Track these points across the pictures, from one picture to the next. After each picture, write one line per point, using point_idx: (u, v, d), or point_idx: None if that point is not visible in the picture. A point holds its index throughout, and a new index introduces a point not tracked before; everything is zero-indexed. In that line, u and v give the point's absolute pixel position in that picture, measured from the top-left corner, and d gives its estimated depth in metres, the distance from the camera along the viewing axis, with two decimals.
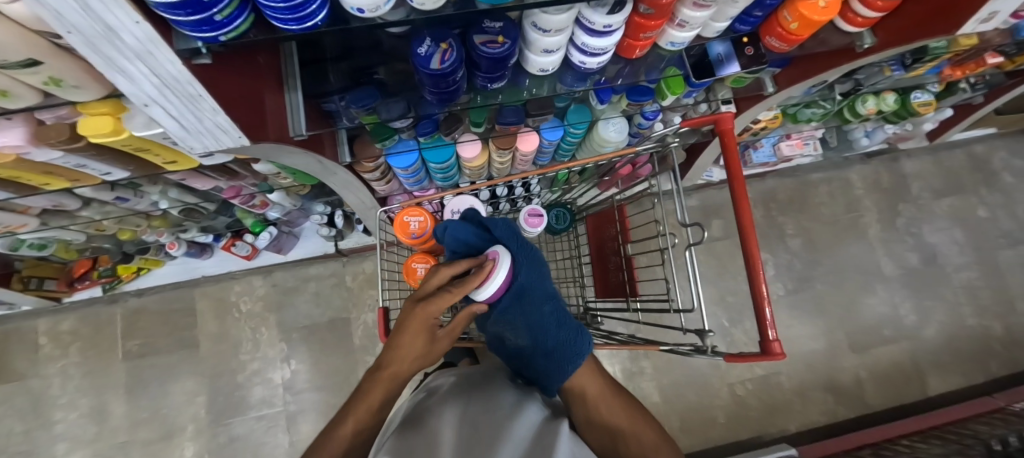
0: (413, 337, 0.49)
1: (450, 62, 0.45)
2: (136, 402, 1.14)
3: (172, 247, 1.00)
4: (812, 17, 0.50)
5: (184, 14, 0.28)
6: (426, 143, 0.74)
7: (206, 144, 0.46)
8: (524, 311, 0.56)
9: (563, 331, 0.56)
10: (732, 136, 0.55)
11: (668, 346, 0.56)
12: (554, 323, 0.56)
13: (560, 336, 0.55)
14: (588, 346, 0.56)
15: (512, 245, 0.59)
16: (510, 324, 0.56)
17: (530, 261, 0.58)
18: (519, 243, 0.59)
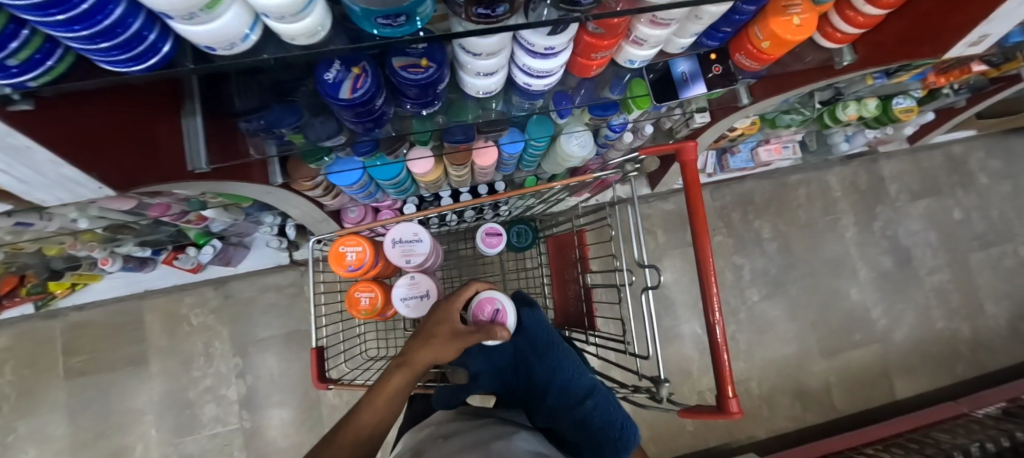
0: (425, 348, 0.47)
1: (363, 90, 0.39)
2: (82, 422, 1.08)
3: (105, 263, 0.91)
4: (785, 36, 0.44)
5: None
6: (369, 161, 0.67)
7: (45, 185, 0.37)
8: (567, 410, 0.58)
9: (609, 427, 0.57)
10: (694, 168, 0.50)
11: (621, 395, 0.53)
12: (600, 418, 0.58)
13: (609, 432, 0.57)
14: (635, 438, 0.58)
15: (549, 342, 0.61)
16: (555, 420, 0.58)
17: (568, 360, 0.61)
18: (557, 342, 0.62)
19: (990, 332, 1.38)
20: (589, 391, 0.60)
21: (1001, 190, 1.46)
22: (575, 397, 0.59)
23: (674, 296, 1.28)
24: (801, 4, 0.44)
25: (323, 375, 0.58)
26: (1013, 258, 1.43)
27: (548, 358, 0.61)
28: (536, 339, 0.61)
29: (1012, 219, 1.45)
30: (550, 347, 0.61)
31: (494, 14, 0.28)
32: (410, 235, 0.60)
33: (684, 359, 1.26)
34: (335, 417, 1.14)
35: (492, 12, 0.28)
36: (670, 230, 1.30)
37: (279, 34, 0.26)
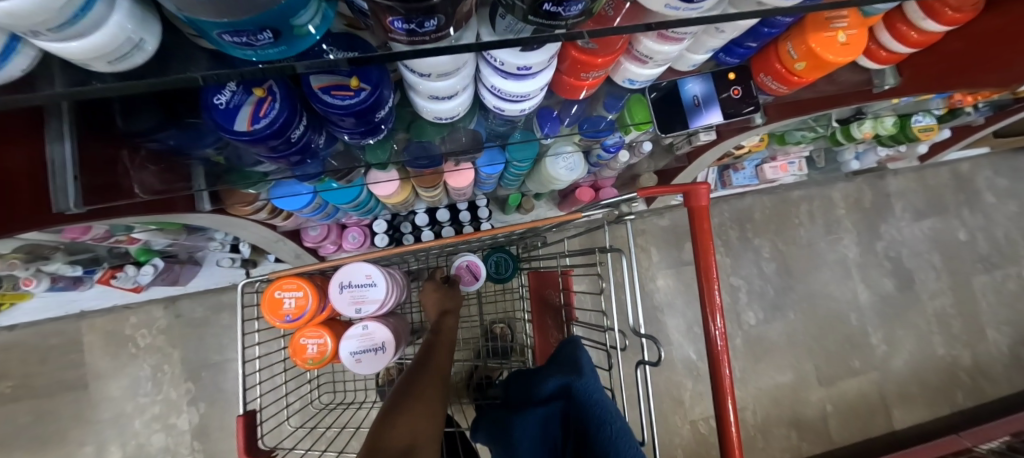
0: (437, 361, 0.54)
1: (271, 119, 0.28)
2: (12, 454, 0.97)
3: (27, 284, 0.78)
4: (827, 56, 0.35)
5: None
6: (320, 186, 0.57)
7: None
8: None
9: None
10: (707, 218, 0.42)
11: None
12: None
13: None
14: None
15: (594, 407, 0.48)
16: None
17: (621, 438, 0.44)
18: (605, 412, 0.47)
19: (992, 358, 1.33)
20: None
21: (1007, 210, 1.40)
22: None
23: (668, 319, 1.20)
24: (848, 16, 0.35)
25: (254, 446, 0.49)
26: (1018, 281, 1.37)
27: (592, 434, 0.46)
28: (579, 408, 0.49)
29: (1018, 241, 1.39)
30: (598, 420, 0.46)
31: (424, 31, 0.19)
32: (361, 278, 0.50)
33: (676, 387, 1.19)
34: None
35: (421, 27, 0.18)
36: (665, 247, 1.22)
37: (65, 58, 0.16)
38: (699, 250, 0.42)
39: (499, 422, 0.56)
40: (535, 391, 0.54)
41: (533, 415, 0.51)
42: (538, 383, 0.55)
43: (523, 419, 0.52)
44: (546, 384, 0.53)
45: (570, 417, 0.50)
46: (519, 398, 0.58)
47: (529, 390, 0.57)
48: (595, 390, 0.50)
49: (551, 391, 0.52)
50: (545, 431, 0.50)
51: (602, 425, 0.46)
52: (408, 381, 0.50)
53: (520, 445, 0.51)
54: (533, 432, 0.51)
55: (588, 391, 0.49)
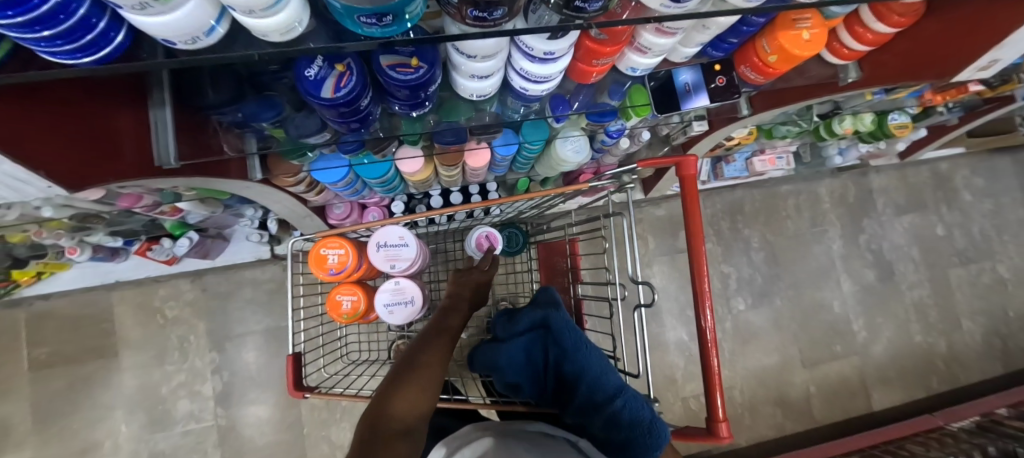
0: (438, 340, 0.52)
1: (348, 90, 0.36)
2: (46, 416, 1.04)
3: (72, 252, 0.87)
4: (793, 50, 0.43)
5: None
6: (355, 159, 0.64)
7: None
8: (589, 405, 0.53)
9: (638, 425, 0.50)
10: (694, 183, 0.48)
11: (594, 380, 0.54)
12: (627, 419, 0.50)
13: (635, 428, 0.50)
14: (664, 437, 0.50)
15: (569, 335, 0.58)
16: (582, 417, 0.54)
17: (589, 352, 0.56)
18: (577, 336, 0.58)
19: (965, 347, 1.41)
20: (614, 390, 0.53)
21: (983, 208, 1.48)
22: (594, 392, 0.53)
23: (663, 303, 1.28)
24: (811, 18, 0.43)
25: (300, 384, 0.56)
26: (991, 275, 1.46)
27: (567, 354, 0.57)
28: (556, 336, 0.59)
29: (993, 237, 1.48)
30: (572, 344, 0.57)
31: (491, 18, 0.26)
32: (395, 238, 0.57)
33: (669, 366, 1.26)
34: (314, 415, 1.11)
35: (489, 15, 0.25)
36: (659, 236, 1.30)
37: (250, 28, 0.23)
38: (687, 212, 0.47)
39: (484, 355, 0.65)
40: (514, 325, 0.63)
41: (516, 342, 0.60)
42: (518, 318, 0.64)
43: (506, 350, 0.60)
44: (525, 318, 0.62)
45: (546, 342, 0.60)
46: (499, 330, 0.67)
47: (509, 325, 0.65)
48: (567, 322, 0.60)
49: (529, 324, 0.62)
50: (525, 355, 0.60)
51: (576, 347, 0.57)
52: (408, 359, 0.48)
53: (506, 368, 0.59)
54: (516, 356, 0.59)
55: (562, 323, 0.59)
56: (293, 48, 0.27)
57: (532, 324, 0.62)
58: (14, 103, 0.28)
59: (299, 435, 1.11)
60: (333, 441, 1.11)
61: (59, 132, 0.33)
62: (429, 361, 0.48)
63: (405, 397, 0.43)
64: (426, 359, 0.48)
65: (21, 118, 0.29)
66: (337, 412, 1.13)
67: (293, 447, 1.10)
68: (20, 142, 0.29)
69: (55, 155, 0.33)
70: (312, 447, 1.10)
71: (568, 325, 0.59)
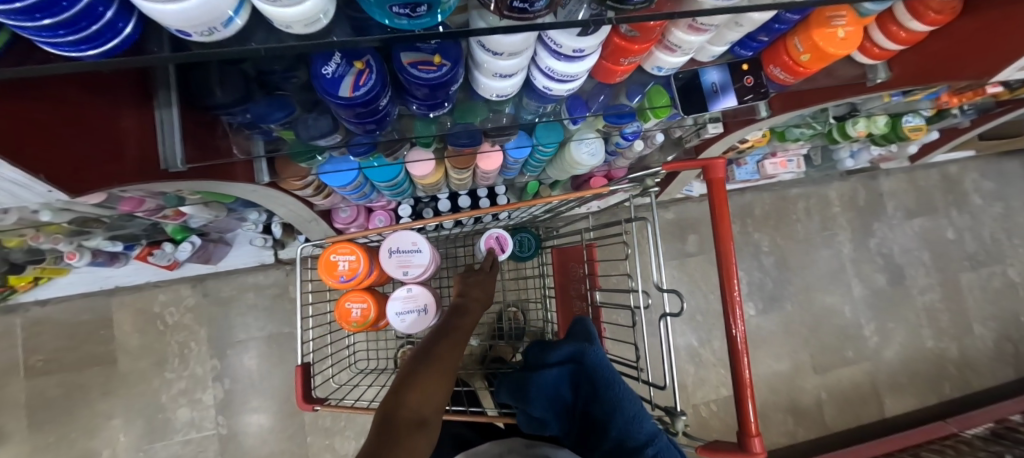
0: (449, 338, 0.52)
1: (367, 88, 0.34)
2: (42, 425, 1.01)
3: (71, 257, 0.84)
4: (829, 49, 0.41)
5: None
6: (365, 162, 0.62)
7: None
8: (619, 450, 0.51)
9: None
10: (722, 187, 0.46)
11: (625, 424, 0.51)
12: None
13: None
14: None
15: (605, 376, 0.55)
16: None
17: (625, 395, 0.53)
18: (615, 379, 0.55)
19: (977, 352, 1.39)
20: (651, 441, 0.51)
21: (993, 212, 1.47)
22: (631, 444, 0.51)
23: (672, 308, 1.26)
24: (846, 15, 0.41)
25: (309, 395, 0.53)
26: (1002, 279, 1.44)
27: (603, 396, 0.54)
28: (589, 372, 0.56)
29: (1002, 241, 1.46)
30: (606, 383, 0.54)
31: (531, 9, 0.24)
32: (408, 244, 0.55)
33: (678, 372, 1.24)
34: (317, 424, 1.09)
35: (530, 6, 0.24)
36: (667, 240, 1.28)
37: (274, 21, 0.22)
38: (716, 218, 0.46)
39: (509, 383, 0.60)
40: (545, 356, 0.59)
41: (548, 376, 0.56)
42: (549, 347, 0.60)
43: (536, 383, 0.56)
44: (558, 350, 0.58)
45: (580, 380, 0.56)
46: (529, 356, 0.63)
47: (538, 353, 0.61)
48: (603, 361, 0.56)
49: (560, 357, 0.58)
50: (554, 390, 0.56)
51: (614, 392, 0.53)
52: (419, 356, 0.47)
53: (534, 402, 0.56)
54: (545, 392, 0.56)
55: (599, 362, 0.56)
56: (318, 41, 0.25)
57: (563, 356, 0.58)
58: (10, 100, 0.26)
59: (302, 444, 1.08)
60: (337, 450, 1.08)
61: (58, 131, 0.31)
62: (442, 360, 0.47)
63: (418, 393, 0.42)
64: (438, 356, 0.48)
65: (20, 118, 0.27)
66: (340, 420, 1.10)
67: (296, 456, 1.07)
68: (15, 144, 0.27)
69: (52, 157, 0.31)
70: (315, 456, 1.07)
71: (605, 364, 0.55)
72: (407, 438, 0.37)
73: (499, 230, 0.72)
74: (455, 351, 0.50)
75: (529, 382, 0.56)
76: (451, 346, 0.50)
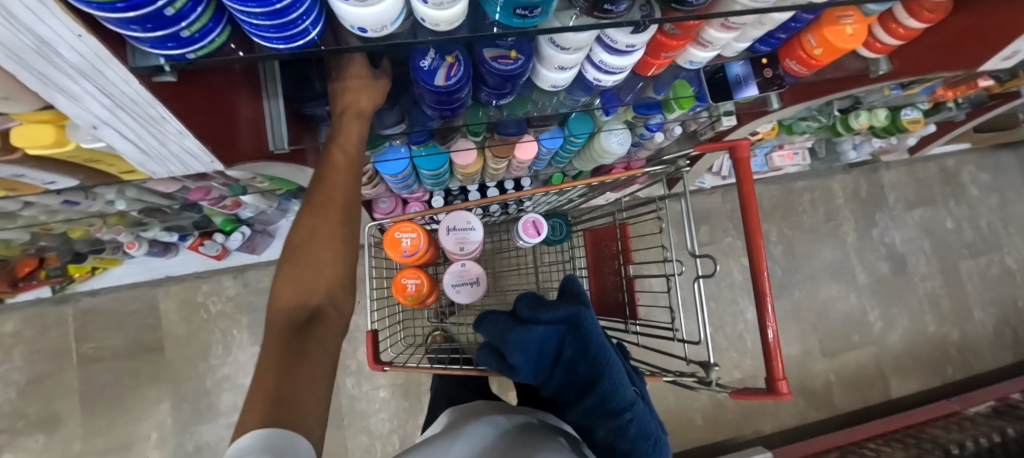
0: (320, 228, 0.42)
1: (457, 78, 0.40)
2: (94, 409, 1.06)
3: (131, 247, 0.91)
4: (839, 44, 0.48)
5: (124, 9, 0.20)
6: (418, 150, 0.69)
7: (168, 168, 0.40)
8: (600, 411, 0.55)
9: (642, 439, 0.55)
10: (749, 165, 0.52)
11: (608, 389, 0.54)
12: (635, 434, 0.54)
13: (638, 443, 0.55)
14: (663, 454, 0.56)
15: (597, 344, 0.55)
16: (590, 418, 0.56)
17: (614, 365, 0.55)
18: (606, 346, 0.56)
19: (978, 336, 1.45)
20: (631, 408, 0.54)
21: (990, 202, 1.54)
22: (612, 406, 0.54)
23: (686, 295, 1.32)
24: (853, 15, 0.48)
25: (377, 357, 0.59)
26: (999, 266, 1.51)
27: (592, 362, 0.55)
28: (582, 336, 0.56)
29: (999, 231, 1.53)
30: (598, 351, 0.55)
31: (615, 10, 0.32)
32: (463, 223, 0.62)
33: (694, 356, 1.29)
34: (353, 406, 1.14)
35: (615, 8, 0.32)
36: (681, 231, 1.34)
37: (426, 20, 0.29)
38: (744, 193, 0.52)
39: (495, 328, 0.60)
40: (538, 313, 0.58)
41: (536, 331, 0.56)
42: (543, 306, 0.58)
43: (522, 336, 0.55)
44: (554, 310, 0.56)
45: (570, 340, 0.56)
46: (519, 310, 0.61)
47: (531, 308, 0.60)
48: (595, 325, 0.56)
49: (551, 317, 0.56)
50: (540, 345, 0.56)
51: (604, 363, 0.55)
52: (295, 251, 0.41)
53: (516, 352, 0.55)
54: (531, 346, 0.55)
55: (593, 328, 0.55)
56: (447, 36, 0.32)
57: (555, 316, 0.56)
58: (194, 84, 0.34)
59: (339, 426, 1.13)
60: (372, 431, 1.14)
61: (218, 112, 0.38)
62: (321, 250, 0.41)
63: (290, 288, 0.39)
64: (318, 244, 0.42)
65: (198, 101, 0.35)
66: (374, 404, 1.16)
67: (334, 438, 1.12)
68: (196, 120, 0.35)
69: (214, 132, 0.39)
70: (351, 436, 1.13)
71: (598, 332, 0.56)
72: (315, 341, 0.36)
73: (534, 214, 0.79)
74: (341, 227, 0.43)
75: (514, 333, 0.56)
76: (332, 228, 0.43)
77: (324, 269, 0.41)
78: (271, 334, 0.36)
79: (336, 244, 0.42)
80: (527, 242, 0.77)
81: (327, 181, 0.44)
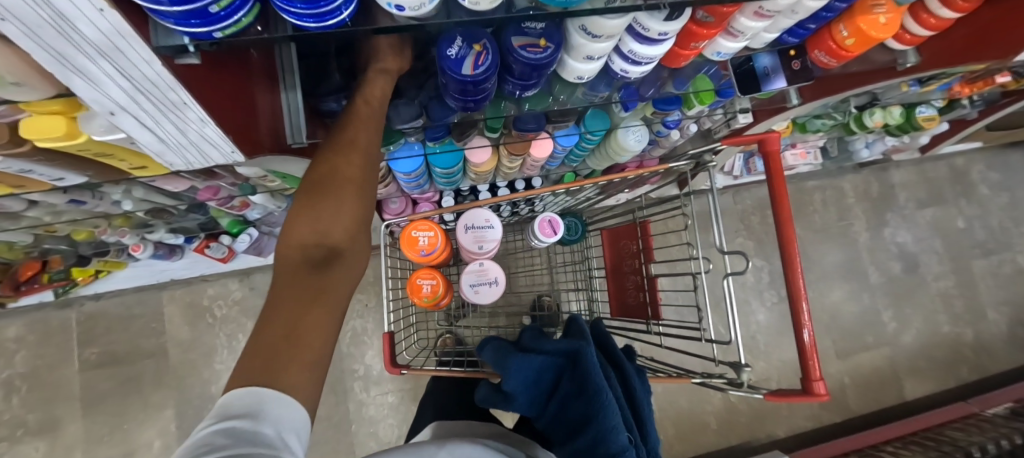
0: (341, 179, 0.41)
1: (485, 67, 0.39)
2: (97, 416, 1.04)
3: (136, 249, 0.89)
4: (871, 32, 0.46)
5: None
6: (433, 147, 0.67)
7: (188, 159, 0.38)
8: (589, 455, 0.48)
9: None
10: (779, 158, 0.51)
11: (598, 432, 0.47)
12: None
13: None
14: None
15: (595, 384, 0.48)
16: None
17: (610, 406, 0.47)
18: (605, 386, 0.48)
19: (992, 336, 1.43)
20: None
21: (1000, 201, 1.52)
22: (602, 451, 0.47)
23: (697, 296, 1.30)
24: (886, 4, 0.46)
25: (394, 360, 0.57)
26: (1012, 265, 1.49)
27: (587, 399, 0.48)
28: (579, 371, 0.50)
29: (1011, 230, 1.51)
30: (594, 390, 0.48)
31: None
32: (481, 221, 0.60)
33: None
34: (360, 412, 1.12)
35: None
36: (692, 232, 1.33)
37: None
38: (774, 187, 0.50)
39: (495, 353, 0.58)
40: (539, 342, 0.55)
41: (531, 359, 0.52)
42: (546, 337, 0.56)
43: (516, 365, 0.52)
44: (554, 341, 0.53)
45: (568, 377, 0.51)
46: (525, 339, 0.59)
47: (535, 338, 0.57)
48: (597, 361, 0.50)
49: (550, 349, 0.53)
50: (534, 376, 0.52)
51: (601, 406, 0.47)
52: (313, 189, 0.41)
53: (510, 378, 0.52)
54: (525, 373, 0.52)
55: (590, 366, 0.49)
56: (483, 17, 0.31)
57: (554, 348, 0.53)
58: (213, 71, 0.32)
59: (346, 432, 1.11)
60: (380, 437, 1.11)
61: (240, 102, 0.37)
62: (344, 193, 0.41)
63: (307, 223, 0.40)
64: (341, 185, 0.41)
65: (221, 90, 0.33)
66: (382, 409, 1.13)
67: (341, 444, 1.10)
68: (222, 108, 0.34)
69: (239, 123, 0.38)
70: (358, 443, 1.10)
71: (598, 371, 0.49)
72: (330, 278, 0.38)
73: (550, 213, 0.77)
74: (362, 173, 0.42)
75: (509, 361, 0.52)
76: (352, 172, 0.42)
77: (343, 212, 0.41)
78: (287, 269, 0.38)
79: (355, 191, 0.41)
80: (543, 241, 0.75)
81: (347, 129, 0.43)
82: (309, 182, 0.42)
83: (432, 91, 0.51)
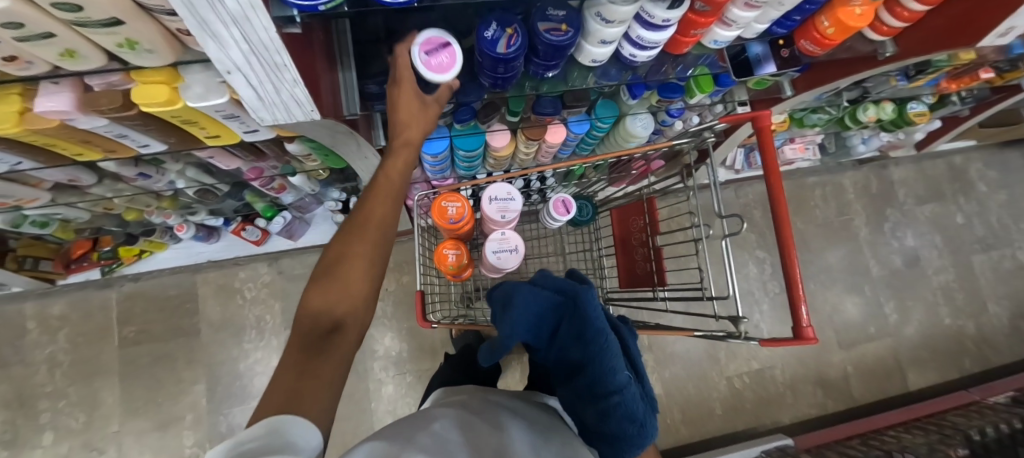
0: (358, 248, 0.47)
1: (515, 47, 0.46)
2: (132, 390, 1.10)
3: (180, 229, 0.97)
4: (849, 23, 0.53)
5: None
6: (459, 130, 0.74)
7: (274, 117, 0.44)
8: (589, 392, 0.52)
9: (629, 423, 0.50)
10: (770, 131, 0.57)
11: (597, 374, 0.51)
12: (622, 417, 0.50)
13: (624, 425, 0.51)
14: (648, 436, 0.52)
15: (596, 325, 0.51)
16: (580, 399, 0.54)
17: (611, 350, 0.50)
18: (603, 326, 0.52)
19: (993, 329, 1.46)
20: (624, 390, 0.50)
21: (998, 199, 1.56)
22: (601, 389, 0.51)
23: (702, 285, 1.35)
24: None
25: (425, 316, 0.64)
26: (1012, 261, 1.52)
27: (587, 344, 0.51)
28: (581, 316, 0.51)
29: (1010, 226, 1.55)
30: (596, 334, 0.50)
31: None
32: (504, 193, 0.67)
33: (712, 347, 1.31)
34: (379, 391, 1.17)
35: None
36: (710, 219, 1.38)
37: None
38: (765, 156, 0.57)
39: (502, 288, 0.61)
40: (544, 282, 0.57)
41: (537, 299, 0.54)
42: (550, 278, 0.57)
43: (523, 298, 0.53)
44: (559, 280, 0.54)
45: (568, 317, 0.53)
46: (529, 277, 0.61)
47: (539, 279, 0.59)
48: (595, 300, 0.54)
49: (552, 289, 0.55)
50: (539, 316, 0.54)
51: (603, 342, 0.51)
52: (330, 264, 0.46)
53: (515, 318, 0.53)
54: (530, 310, 0.53)
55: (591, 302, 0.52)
56: None
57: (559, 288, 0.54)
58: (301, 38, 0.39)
59: (366, 411, 1.16)
60: (398, 415, 1.17)
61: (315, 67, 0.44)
62: (355, 271, 0.46)
63: (320, 293, 0.44)
64: (354, 259, 0.46)
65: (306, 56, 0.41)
66: (399, 389, 1.18)
67: (361, 421, 1.15)
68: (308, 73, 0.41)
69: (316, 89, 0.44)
70: (377, 420, 1.15)
71: (598, 312, 0.51)
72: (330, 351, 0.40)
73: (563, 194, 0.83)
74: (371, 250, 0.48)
75: (518, 292, 0.54)
76: (365, 253, 0.47)
77: (351, 289, 0.45)
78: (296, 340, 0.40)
79: (366, 264, 0.47)
80: (556, 220, 0.81)
81: (366, 205, 0.50)
82: (323, 266, 0.47)
83: (465, 76, 0.59)
